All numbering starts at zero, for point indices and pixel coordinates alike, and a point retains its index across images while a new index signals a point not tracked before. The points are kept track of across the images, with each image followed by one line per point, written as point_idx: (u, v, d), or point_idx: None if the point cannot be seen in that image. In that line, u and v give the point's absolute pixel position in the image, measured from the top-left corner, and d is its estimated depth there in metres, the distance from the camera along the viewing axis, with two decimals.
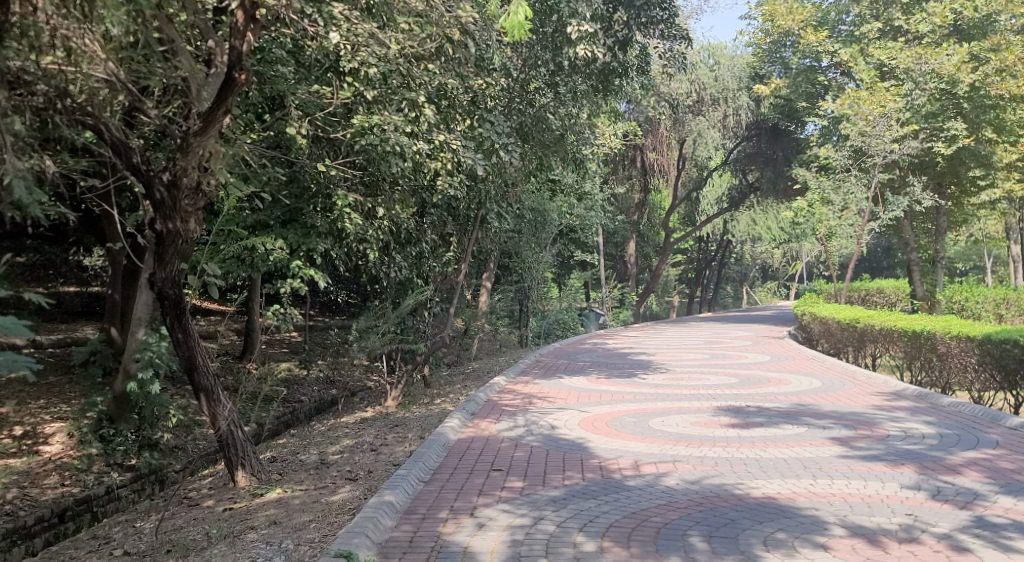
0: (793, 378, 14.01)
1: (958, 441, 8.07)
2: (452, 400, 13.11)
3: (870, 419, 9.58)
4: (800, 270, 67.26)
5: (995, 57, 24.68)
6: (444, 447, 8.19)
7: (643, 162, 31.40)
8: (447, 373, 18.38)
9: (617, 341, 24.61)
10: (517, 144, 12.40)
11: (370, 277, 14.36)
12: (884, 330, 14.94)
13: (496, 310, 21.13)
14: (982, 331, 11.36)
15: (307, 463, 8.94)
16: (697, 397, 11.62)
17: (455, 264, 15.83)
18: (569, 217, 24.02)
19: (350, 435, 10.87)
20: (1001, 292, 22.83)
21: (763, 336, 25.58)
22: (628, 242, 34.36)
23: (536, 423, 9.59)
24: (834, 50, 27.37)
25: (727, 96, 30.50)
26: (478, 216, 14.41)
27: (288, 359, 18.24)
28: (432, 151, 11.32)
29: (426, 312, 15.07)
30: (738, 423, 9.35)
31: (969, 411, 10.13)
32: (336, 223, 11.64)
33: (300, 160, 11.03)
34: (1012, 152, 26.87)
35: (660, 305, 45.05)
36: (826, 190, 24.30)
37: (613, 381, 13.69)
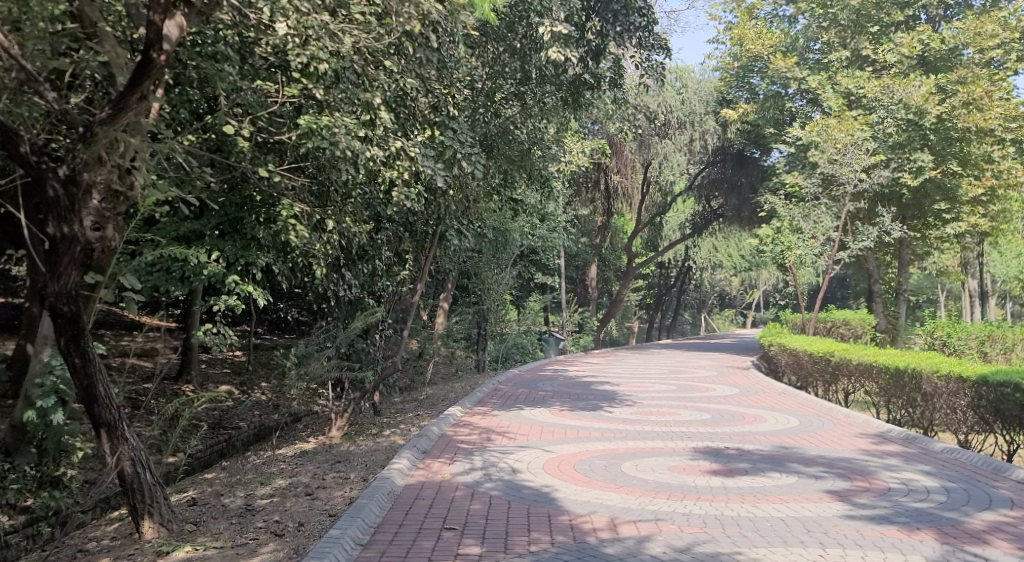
0: (768, 414, 13.18)
1: (968, 498, 7.21)
2: (402, 433, 12.02)
3: (863, 467, 8.71)
4: (757, 298, 67.14)
5: (961, 89, 24.26)
6: (388, 494, 7.09)
7: (606, 185, 30.14)
8: (399, 399, 17.25)
9: (577, 367, 23.61)
10: (483, 156, 11.44)
11: (317, 295, 13.21)
12: (862, 365, 14.19)
13: (454, 333, 20.06)
14: (976, 372, 10.61)
15: (230, 509, 7.76)
16: (669, 436, 10.66)
17: (410, 283, 14.63)
18: (531, 238, 23.05)
19: (285, 472, 9.73)
20: (985, 328, 21.77)
21: (727, 366, 24.86)
22: (590, 266, 33.49)
23: (495, 464, 8.53)
24: (803, 77, 26.93)
25: (694, 120, 30.11)
26: (438, 233, 13.36)
27: (228, 381, 17.02)
28: (388, 159, 10.25)
29: (377, 334, 13.95)
30: (720, 470, 8.40)
31: (966, 458, 9.33)
32: (280, 236, 10.52)
33: (241, 165, 9.91)
34: (978, 186, 26.10)
35: (620, 331, 44.17)
36: (795, 218, 23.56)
37: (576, 414, 12.72)
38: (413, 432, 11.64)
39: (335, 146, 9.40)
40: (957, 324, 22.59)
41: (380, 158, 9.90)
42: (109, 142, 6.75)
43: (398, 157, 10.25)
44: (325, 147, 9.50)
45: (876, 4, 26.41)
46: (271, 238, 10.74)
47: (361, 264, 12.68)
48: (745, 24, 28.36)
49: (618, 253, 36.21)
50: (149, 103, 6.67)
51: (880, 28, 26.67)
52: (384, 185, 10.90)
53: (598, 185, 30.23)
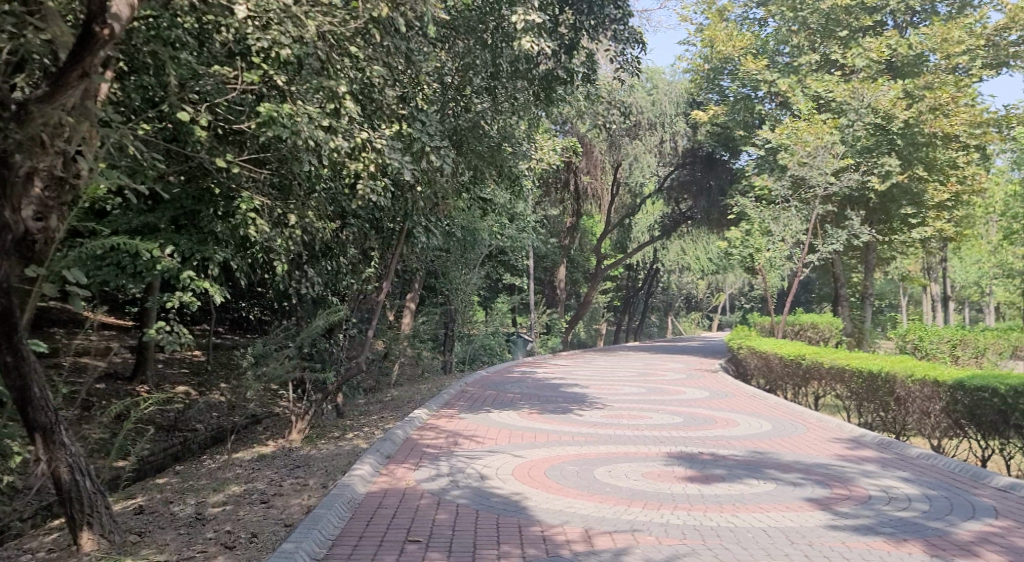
0: (740, 418, 12.95)
1: (951, 506, 6.97)
2: (365, 437, 11.60)
3: (841, 473, 8.48)
4: (723, 301, 67.40)
5: (929, 94, 24.25)
6: (349, 502, 6.70)
7: (576, 186, 29.98)
8: (363, 401, 16.81)
9: (546, 369, 23.25)
10: (451, 150, 11.05)
11: (278, 293, 12.75)
12: (834, 368, 13.98)
13: (421, 334, 19.65)
14: (951, 375, 10.42)
15: (178, 519, 7.33)
16: (641, 440, 10.37)
17: (376, 282, 14.19)
18: (500, 238, 22.72)
19: (242, 478, 9.30)
20: (956, 332, 21.79)
21: (696, 369, 24.65)
22: (558, 267, 33.20)
23: (462, 470, 8.15)
24: (773, 79, 26.87)
25: (664, 121, 29.97)
26: (404, 231, 12.95)
27: (186, 382, 16.47)
28: (354, 151, 9.86)
29: (341, 334, 13.50)
30: (695, 476, 8.13)
31: (944, 464, 9.14)
32: (239, 230, 10.07)
33: (198, 155, 9.44)
34: (944, 192, 25.99)
35: (588, 333, 43.96)
36: (766, 219, 23.33)
37: (545, 417, 12.39)
38: (377, 436, 11.23)
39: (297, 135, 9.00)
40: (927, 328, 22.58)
41: (344, 149, 9.50)
42: (49, 123, 6.30)
43: (363, 149, 9.87)
44: (286, 137, 9.07)
45: (845, 9, 26.43)
46: (229, 232, 10.28)
47: (324, 261, 12.25)
48: (716, 26, 28.25)
49: (587, 254, 35.94)
50: (93, 80, 6.25)
51: (849, 32, 26.66)
52: (349, 178, 10.48)
53: (568, 186, 29.97)
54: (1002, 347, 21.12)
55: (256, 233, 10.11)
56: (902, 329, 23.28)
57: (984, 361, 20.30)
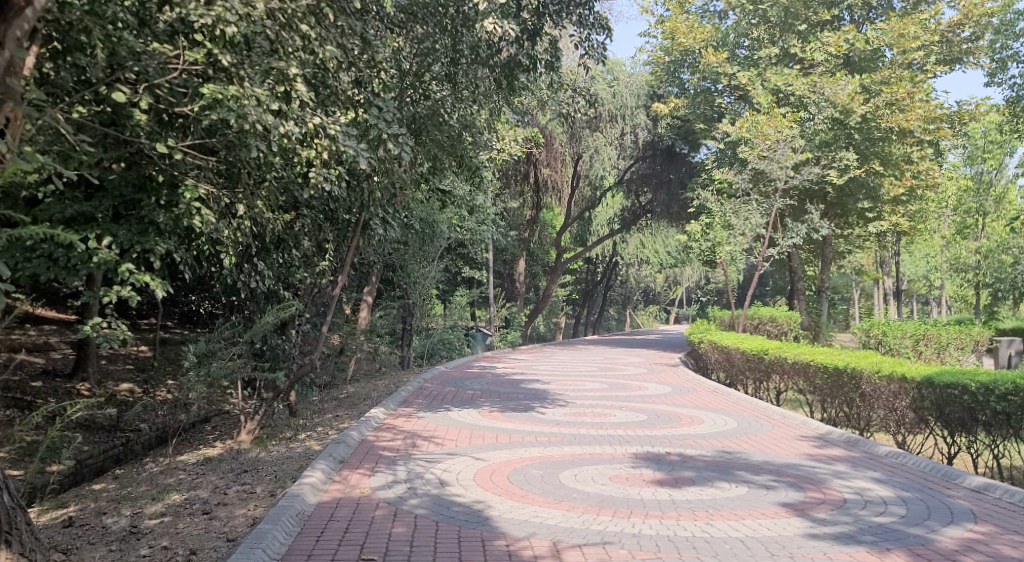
0: (705, 415, 12.70)
1: (929, 510, 6.72)
2: (318, 439, 11.13)
3: (812, 474, 8.22)
4: (681, 294, 67.56)
5: (886, 89, 24.01)
6: (299, 514, 6.27)
7: (535, 178, 29.65)
8: (317, 398, 16.28)
9: (506, 364, 22.86)
10: (409, 139, 10.57)
11: (226, 287, 12.15)
12: (797, 364, 13.77)
13: (378, 328, 19.15)
14: (920, 372, 10.24)
15: (112, 535, 6.89)
16: (606, 440, 10.03)
17: (332, 275, 13.66)
18: (459, 231, 22.30)
19: (185, 485, 8.82)
20: (917, 328, 21.75)
21: (655, 363, 24.47)
22: (517, 261, 32.79)
23: (420, 476, 7.73)
24: (733, 73, 26.76)
25: (625, 114, 28.93)
26: (361, 222, 12.42)
27: (131, 380, 15.80)
28: (305, 137, 9.36)
29: (294, 330, 12.97)
30: (663, 478, 7.82)
31: (914, 463, 8.93)
32: (183, 221, 9.52)
33: (137, 139, 8.89)
34: (899, 186, 26.30)
35: (547, 326, 43.65)
36: (726, 213, 22.96)
37: (506, 415, 12.01)
38: (331, 437, 10.76)
39: (243, 120, 8.51)
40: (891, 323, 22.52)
41: (295, 135, 9.01)
42: None
43: (316, 136, 9.37)
44: (231, 120, 8.55)
45: (804, 3, 26.22)
46: (172, 222, 9.72)
47: (276, 254, 11.72)
48: (677, 17, 28.03)
49: (547, 247, 35.62)
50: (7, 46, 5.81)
51: (808, 26, 26.56)
52: (300, 166, 9.97)
53: (527, 177, 29.57)
54: (963, 342, 21.14)
55: (201, 224, 9.56)
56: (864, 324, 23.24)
57: (947, 358, 20.31)
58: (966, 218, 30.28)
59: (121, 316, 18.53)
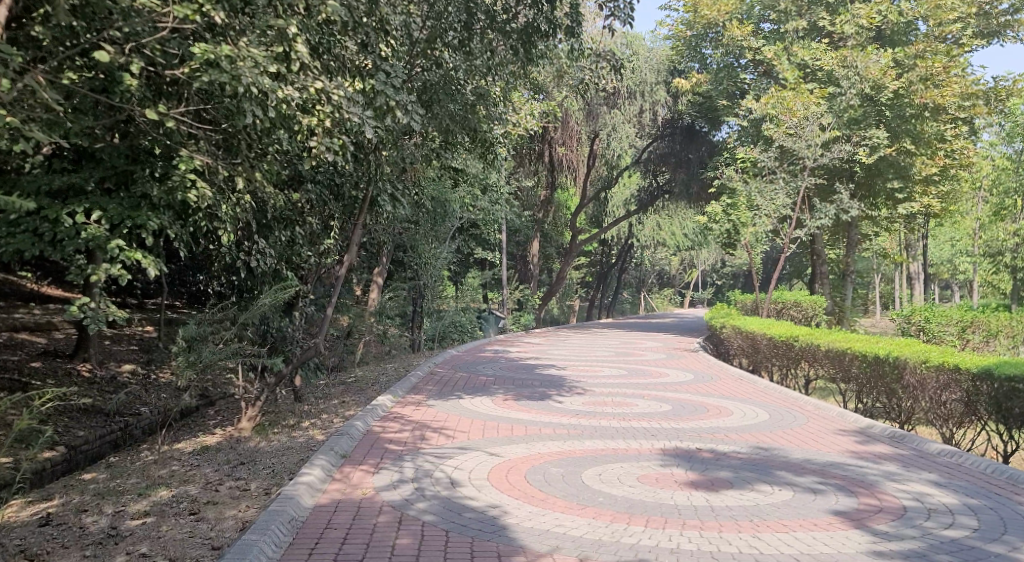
0: (732, 405, 11.97)
1: (1005, 523, 5.94)
2: (323, 428, 10.43)
3: (864, 477, 7.43)
4: (695, 276, 66.38)
5: (921, 63, 23.33)
6: (291, 521, 5.52)
7: (550, 158, 28.77)
8: (324, 383, 15.59)
9: (520, 348, 22.11)
10: (421, 108, 9.77)
11: (225, 266, 11.36)
12: (831, 351, 12.95)
13: (388, 311, 18.38)
14: (975, 363, 9.44)
15: (86, 539, 6.20)
16: (629, 434, 9.28)
17: (338, 255, 12.92)
18: (472, 210, 21.48)
19: (176, 480, 8.12)
20: (964, 315, 20.68)
21: (674, 348, 23.64)
22: (532, 242, 31.95)
23: (429, 474, 7.00)
24: (758, 47, 25.87)
25: (644, 90, 28.65)
26: (368, 198, 11.65)
27: (132, 361, 15.14)
28: (307, 103, 8.55)
29: (298, 312, 12.21)
30: (700, 481, 7.04)
31: (971, 464, 8.15)
32: (178, 195, 8.72)
33: (129, 107, 8.04)
34: (932, 166, 25.29)
35: (560, 309, 42.73)
36: (752, 193, 22.09)
37: (521, 404, 11.29)
38: (336, 427, 10.07)
39: (239, 85, 7.66)
40: (933, 309, 21.55)
41: (296, 101, 8.18)
42: None
43: (319, 102, 8.56)
44: (224, 83, 7.58)
45: None
46: (167, 198, 8.91)
47: (278, 231, 10.94)
48: None
49: (562, 228, 34.75)
50: None
51: None
52: (302, 136, 9.18)
53: (542, 157, 28.68)
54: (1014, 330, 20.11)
55: (198, 199, 8.77)
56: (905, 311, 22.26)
57: (995, 347, 19.37)
58: (1003, 198, 29.16)
59: (123, 294, 17.82)
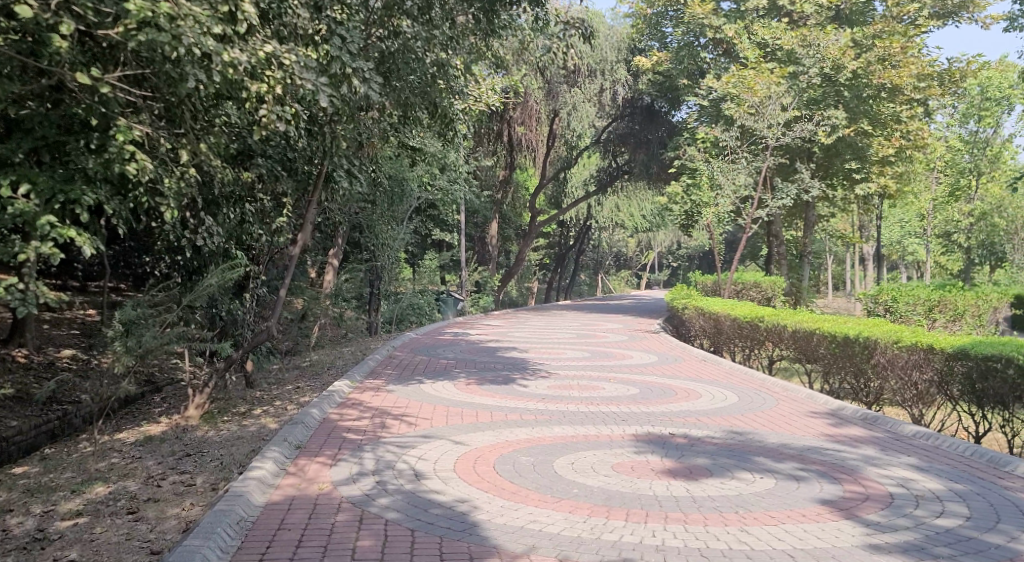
0: (700, 388, 11.67)
1: (997, 510, 5.69)
2: (277, 416, 9.90)
3: (844, 461, 7.15)
4: (652, 258, 66.34)
5: (879, 44, 23.25)
6: (239, 522, 5.04)
7: (509, 137, 28.13)
8: (278, 367, 15.00)
9: (480, 331, 21.67)
10: (379, 77, 9.21)
11: (169, 245, 10.70)
12: (798, 332, 12.70)
13: (344, 293, 17.80)
14: (950, 344, 9.21)
15: (12, 542, 5.66)
16: (599, 419, 8.90)
17: (291, 234, 12.31)
18: (430, 190, 20.91)
19: (116, 475, 7.57)
20: (931, 294, 20.63)
21: (635, 330, 23.39)
22: (490, 223, 31.42)
23: (390, 466, 6.55)
24: (719, 25, 25.57)
25: (605, 68, 28.21)
26: (323, 173, 11.07)
27: (72, 346, 14.38)
28: (255, 68, 7.97)
29: (249, 294, 11.59)
30: (678, 470, 6.68)
31: (950, 446, 7.93)
32: (115, 168, 8.02)
33: (58, 70, 7.34)
34: (889, 147, 24.90)
35: (519, 291, 42.23)
36: (714, 171, 21.83)
37: (484, 389, 10.86)
38: (290, 415, 9.55)
39: (181, 45, 7.10)
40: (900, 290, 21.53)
41: (242, 65, 7.65)
42: None
43: (269, 68, 8.02)
44: (164, 43, 7.03)
45: None
46: (103, 170, 8.26)
47: (226, 208, 10.33)
48: None
49: (520, 209, 34.26)
50: None
51: None
52: (250, 104, 8.63)
53: (501, 136, 27.94)
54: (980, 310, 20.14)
55: (138, 172, 8.10)
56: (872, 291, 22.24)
57: (961, 327, 19.39)
58: (959, 179, 29.45)
59: (61, 277, 16.96)
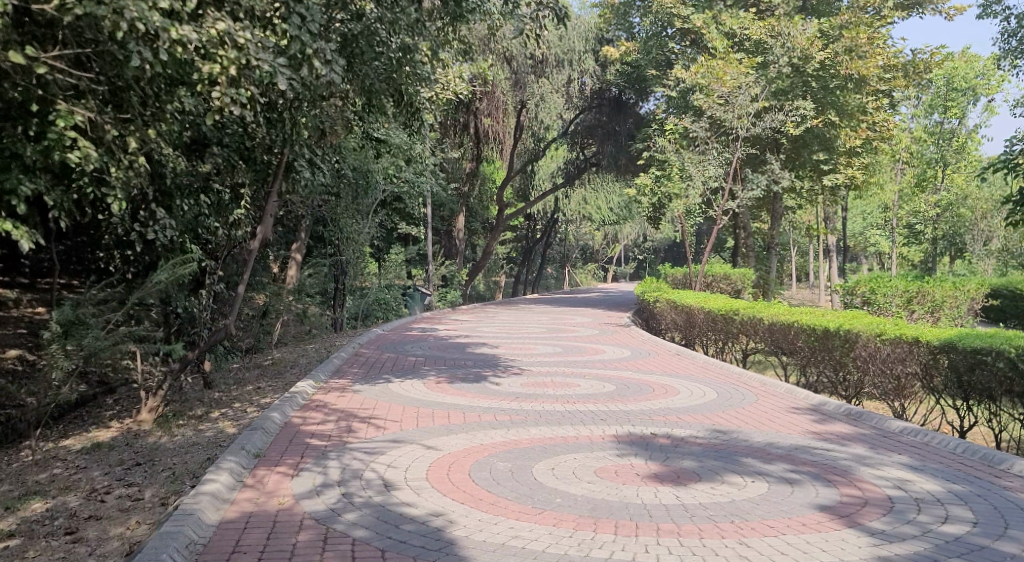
0: (677, 384, 11.33)
1: (1002, 513, 5.38)
2: (236, 419, 9.38)
3: (835, 461, 6.80)
4: (619, 251, 66.12)
5: (846, 34, 22.94)
6: (187, 548, 4.60)
7: (476, 129, 27.41)
8: (238, 367, 14.42)
9: (447, 326, 21.18)
10: (340, 58, 8.69)
11: (118, 240, 10.09)
12: (774, 325, 12.37)
13: (308, 289, 17.22)
14: (935, 336, 8.91)
15: None
16: (576, 419, 8.50)
17: (251, 227, 11.73)
18: (395, 182, 20.34)
19: (59, 488, 7.05)
20: (908, 285, 20.49)
21: (606, 324, 23.05)
22: (456, 216, 30.87)
23: (357, 475, 6.10)
24: (687, 15, 25.27)
25: (573, 59, 27.66)
26: (283, 163, 10.52)
27: (19, 346, 13.67)
28: (206, 46, 7.45)
29: (205, 291, 11.01)
30: (664, 474, 6.30)
31: (940, 442, 7.62)
32: (54, 156, 7.37)
33: None
34: (857, 138, 24.80)
35: (486, 285, 41.72)
36: (685, 162, 21.51)
37: (455, 388, 10.42)
38: (250, 419, 9.04)
39: (121, 18, 6.63)
40: (877, 282, 21.38)
41: (192, 43, 7.17)
42: None
43: (221, 46, 7.54)
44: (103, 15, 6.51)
45: None
46: (42, 158, 7.65)
47: (181, 199, 9.77)
48: None
49: (487, 201, 33.79)
50: None
51: None
52: (203, 87, 8.12)
53: (467, 128, 27.25)
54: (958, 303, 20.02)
55: (80, 160, 7.45)
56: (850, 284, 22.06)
57: (937, 319, 19.27)
58: (926, 169, 29.49)
59: (8, 274, 16.18)
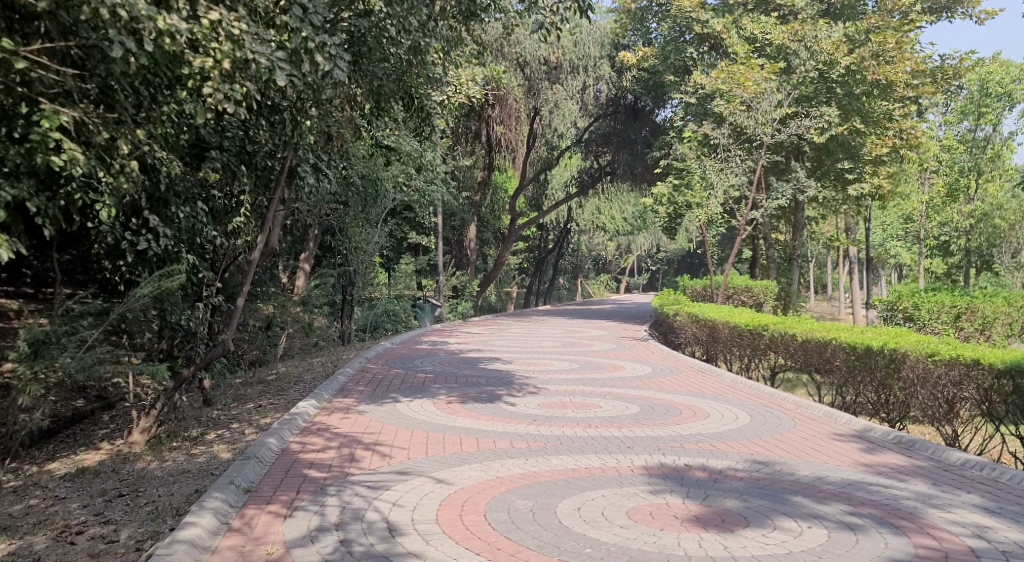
0: (706, 406, 10.55)
1: None
2: (233, 443, 8.69)
3: (898, 501, 6.05)
4: (631, 262, 65.18)
5: (874, 38, 22.19)
6: None
7: (488, 137, 26.72)
8: (240, 383, 13.74)
9: (459, 339, 20.44)
10: (346, 54, 7.97)
11: (109, 249, 9.36)
12: (808, 342, 11.57)
13: (314, 300, 16.51)
14: (999, 358, 8.14)
15: None
16: (600, 447, 7.74)
17: (253, 234, 11.01)
18: (405, 190, 19.62)
19: (29, 523, 6.39)
20: (957, 299, 19.75)
21: (622, 337, 22.26)
22: (468, 225, 30.13)
23: (360, 515, 5.44)
24: (707, 20, 24.54)
25: (588, 64, 26.95)
26: (286, 168, 9.80)
27: None
28: (198, 34, 6.73)
29: (202, 303, 10.28)
30: (709, 516, 5.56)
31: (1010, 477, 6.84)
32: (37, 159, 6.63)
33: None
34: (883, 145, 23.96)
35: (497, 296, 40.98)
36: (707, 171, 20.74)
37: (467, 408, 9.68)
38: (247, 443, 8.35)
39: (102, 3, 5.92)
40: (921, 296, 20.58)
41: (182, 34, 6.47)
42: None
43: (214, 38, 6.87)
44: None
45: None
46: (25, 161, 6.93)
47: (177, 206, 9.04)
48: None
49: (499, 211, 33.07)
50: None
51: None
52: (197, 83, 7.44)
53: (479, 136, 26.59)
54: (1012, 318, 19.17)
55: (67, 164, 6.75)
56: (893, 296, 21.41)
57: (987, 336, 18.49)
58: (957, 178, 28.59)
59: None
